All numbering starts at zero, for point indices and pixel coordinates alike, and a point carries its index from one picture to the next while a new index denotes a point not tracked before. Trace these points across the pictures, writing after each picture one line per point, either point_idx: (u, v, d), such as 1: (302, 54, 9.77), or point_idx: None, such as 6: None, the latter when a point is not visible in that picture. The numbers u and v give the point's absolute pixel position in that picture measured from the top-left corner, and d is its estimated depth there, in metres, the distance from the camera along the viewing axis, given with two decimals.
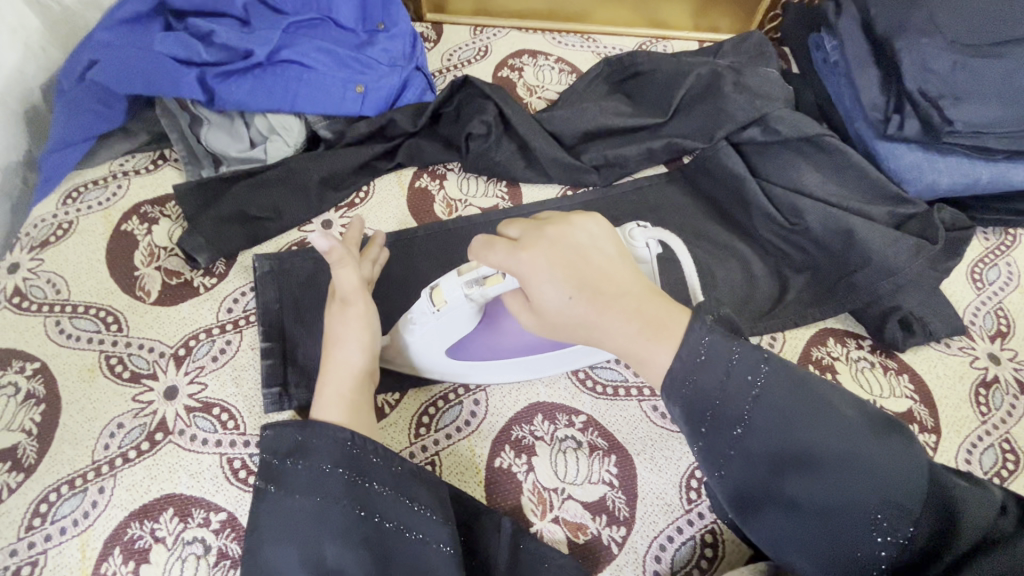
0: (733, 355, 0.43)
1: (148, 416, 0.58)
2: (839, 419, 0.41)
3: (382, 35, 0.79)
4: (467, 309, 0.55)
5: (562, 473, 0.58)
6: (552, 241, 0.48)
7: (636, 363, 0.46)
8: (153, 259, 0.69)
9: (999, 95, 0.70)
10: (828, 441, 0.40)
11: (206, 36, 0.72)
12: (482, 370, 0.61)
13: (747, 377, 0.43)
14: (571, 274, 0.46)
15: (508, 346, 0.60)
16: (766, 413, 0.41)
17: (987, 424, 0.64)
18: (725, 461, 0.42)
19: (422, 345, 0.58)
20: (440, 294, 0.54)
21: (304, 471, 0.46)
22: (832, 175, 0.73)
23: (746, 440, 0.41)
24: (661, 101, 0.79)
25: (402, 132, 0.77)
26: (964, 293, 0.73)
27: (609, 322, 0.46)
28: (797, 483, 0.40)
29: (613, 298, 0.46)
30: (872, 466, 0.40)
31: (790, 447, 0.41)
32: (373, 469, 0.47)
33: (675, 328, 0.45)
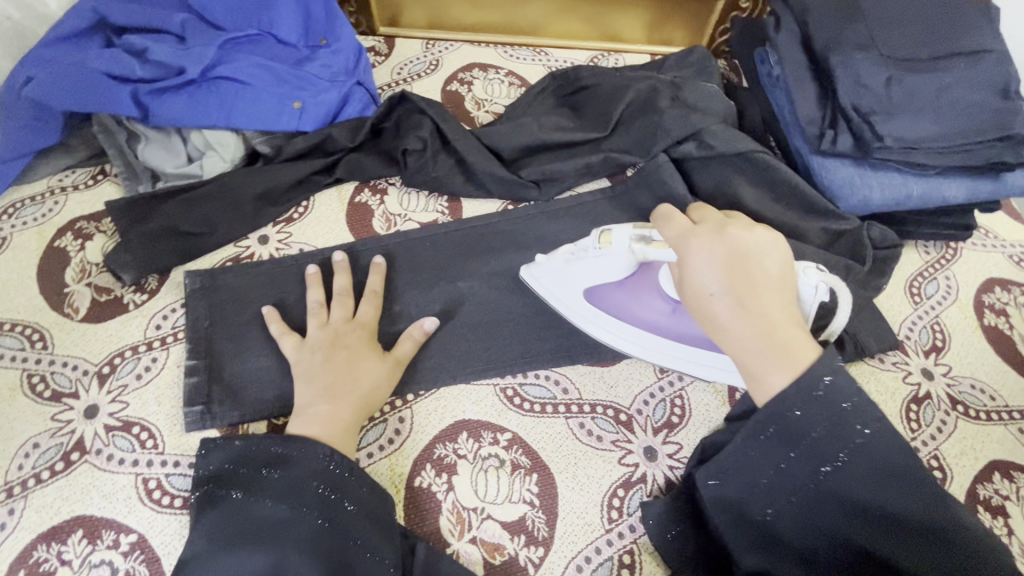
0: (842, 407, 0.43)
1: (66, 435, 0.58)
2: (927, 489, 0.42)
3: (323, 51, 0.79)
4: (624, 262, 0.60)
5: (482, 493, 0.58)
6: (723, 240, 0.52)
7: (748, 376, 0.48)
8: (84, 276, 0.69)
9: (932, 110, 0.70)
10: (912, 505, 0.42)
11: (142, 53, 0.73)
12: (599, 322, 0.65)
13: (857, 428, 0.43)
14: (725, 272, 0.50)
15: (640, 312, 0.64)
16: (865, 463, 0.43)
17: (917, 441, 0.64)
18: (800, 489, 0.45)
19: (558, 276, 0.65)
20: (609, 239, 0.59)
21: (281, 478, 0.50)
22: (768, 190, 0.73)
23: (830, 481, 0.44)
24: (602, 115, 0.80)
25: (342, 148, 0.77)
26: (902, 307, 0.73)
27: (737, 326, 0.48)
28: (860, 527, 0.43)
29: (754, 306, 0.49)
30: (937, 542, 0.41)
31: (869, 498, 0.43)
32: (346, 485, 0.51)
33: (800, 358, 0.46)
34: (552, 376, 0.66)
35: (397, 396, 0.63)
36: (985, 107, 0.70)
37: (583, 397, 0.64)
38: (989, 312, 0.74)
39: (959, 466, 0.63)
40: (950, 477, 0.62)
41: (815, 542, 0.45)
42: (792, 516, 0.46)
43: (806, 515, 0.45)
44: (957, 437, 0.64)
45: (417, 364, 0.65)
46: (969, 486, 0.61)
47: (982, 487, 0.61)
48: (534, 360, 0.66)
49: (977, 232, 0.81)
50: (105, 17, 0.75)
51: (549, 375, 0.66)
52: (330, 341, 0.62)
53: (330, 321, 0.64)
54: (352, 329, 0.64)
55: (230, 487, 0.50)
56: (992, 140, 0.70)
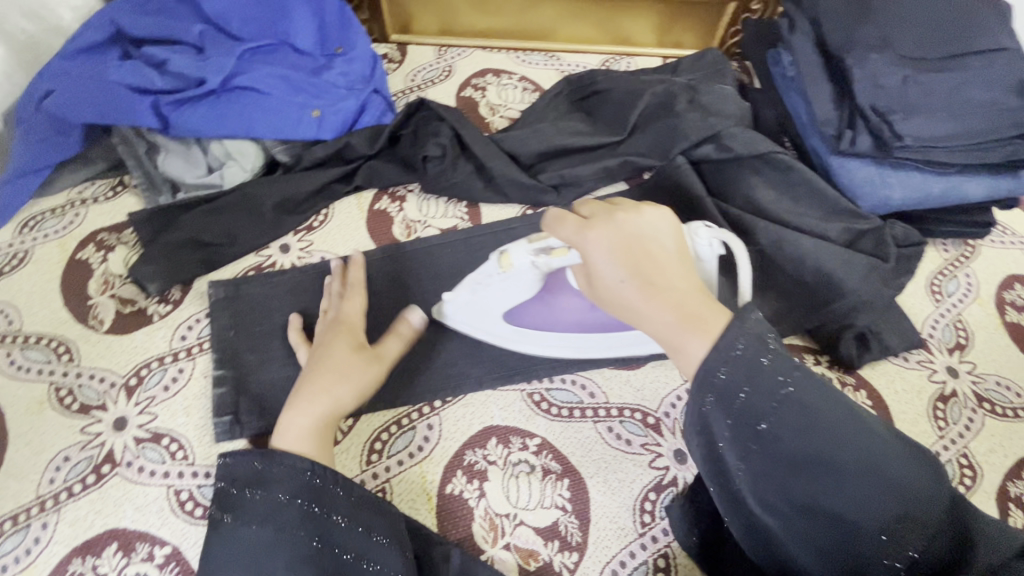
0: (761, 361, 0.38)
1: (96, 448, 0.58)
2: (863, 422, 0.37)
3: (340, 59, 0.80)
4: (530, 279, 0.57)
5: (513, 498, 0.58)
6: (616, 220, 0.47)
7: (671, 354, 0.42)
8: (107, 288, 0.69)
9: (948, 109, 0.70)
10: (853, 450, 0.36)
11: (162, 65, 0.73)
12: (530, 336, 0.64)
13: (778, 378, 0.38)
14: (624, 254, 0.45)
15: (561, 318, 0.61)
16: (798, 412, 0.37)
17: (945, 439, 0.64)
18: (749, 458, 0.38)
19: (472, 305, 0.63)
20: (509, 260, 0.55)
21: (264, 499, 0.48)
22: (787, 191, 0.73)
23: (771, 440, 0.37)
24: (618, 119, 0.80)
25: (361, 155, 0.77)
26: (923, 305, 0.74)
27: (646, 306, 0.43)
28: (815, 487, 0.36)
29: (658, 282, 0.44)
30: (890, 482, 0.35)
31: (812, 452, 0.36)
32: (334, 499, 0.49)
33: (717, 324, 0.40)
34: (578, 381, 0.66)
35: (424, 403, 0.63)
36: (1002, 106, 0.70)
37: (611, 401, 0.64)
38: (1010, 309, 0.74)
39: (988, 464, 0.63)
40: (980, 475, 0.62)
41: (783, 523, 0.37)
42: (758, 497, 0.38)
43: (766, 488, 0.37)
44: (985, 435, 0.64)
45: (442, 370, 0.65)
46: (999, 484, 0.62)
47: (1012, 485, 0.62)
48: (560, 365, 0.66)
49: (995, 229, 0.81)
50: (123, 28, 0.75)
51: (575, 380, 0.66)
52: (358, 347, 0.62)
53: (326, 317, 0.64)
54: (335, 327, 0.63)
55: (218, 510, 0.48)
56: (1010, 138, 0.70)
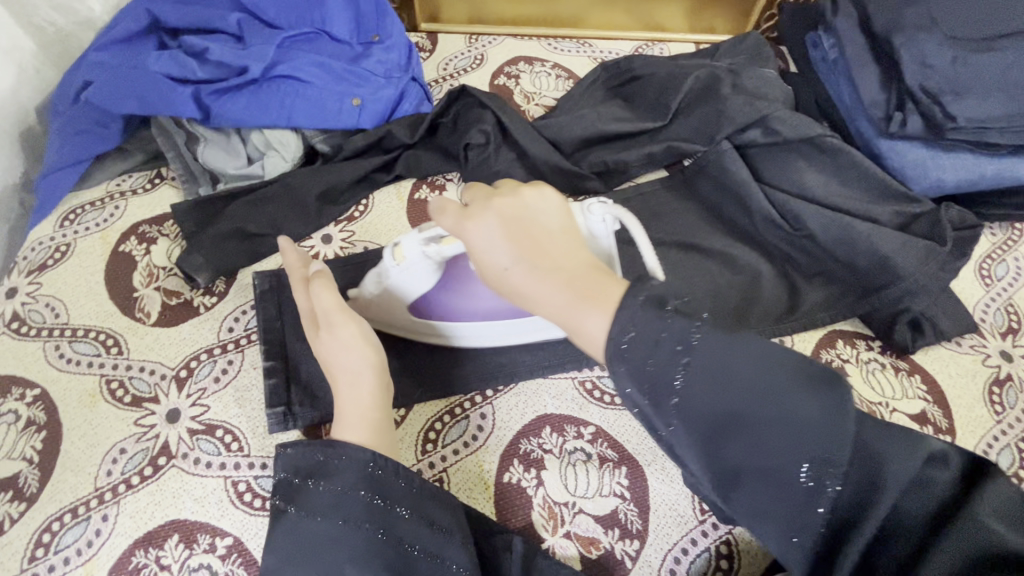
0: (668, 321, 0.36)
1: (150, 440, 0.58)
2: (771, 365, 0.37)
3: (377, 47, 0.79)
4: (428, 271, 0.57)
5: (572, 487, 0.57)
6: (495, 203, 0.46)
7: (569, 332, 0.41)
8: (152, 280, 0.68)
9: (1002, 90, 0.69)
10: (762, 400, 0.36)
11: (202, 53, 0.72)
12: (439, 329, 0.63)
13: (679, 348, 0.36)
14: (506, 235, 0.44)
15: (475, 308, 0.60)
16: (707, 377, 0.36)
17: (1003, 424, 0.63)
18: (674, 435, 0.36)
19: (380, 301, 0.61)
20: (401, 252, 0.56)
21: (326, 492, 0.46)
22: (835, 174, 0.72)
23: (690, 412, 0.36)
24: (658, 104, 0.79)
25: (400, 144, 0.76)
26: (973, 290, 0.73)
27: (537, 285, 0.42)
28: (738, 447, 0.36)
29: (545, 260, 0.43)
30: (801, 424, 0.36)
31: (729, 412, 0.36)
32: (397, 492, 0.47)
33: (611, 294, 0.39)
34: None
35: (476, 392, 0.63)
36: None
37: None
38: None
39: None
40: None
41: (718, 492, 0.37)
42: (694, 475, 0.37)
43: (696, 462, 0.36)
44: None
45: (493, 359, 0.64)
46: None
47: None
48: None
49: None
50: (160, 18, 0.75)
51: None
52: None
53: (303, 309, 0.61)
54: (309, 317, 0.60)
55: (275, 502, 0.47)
56: None
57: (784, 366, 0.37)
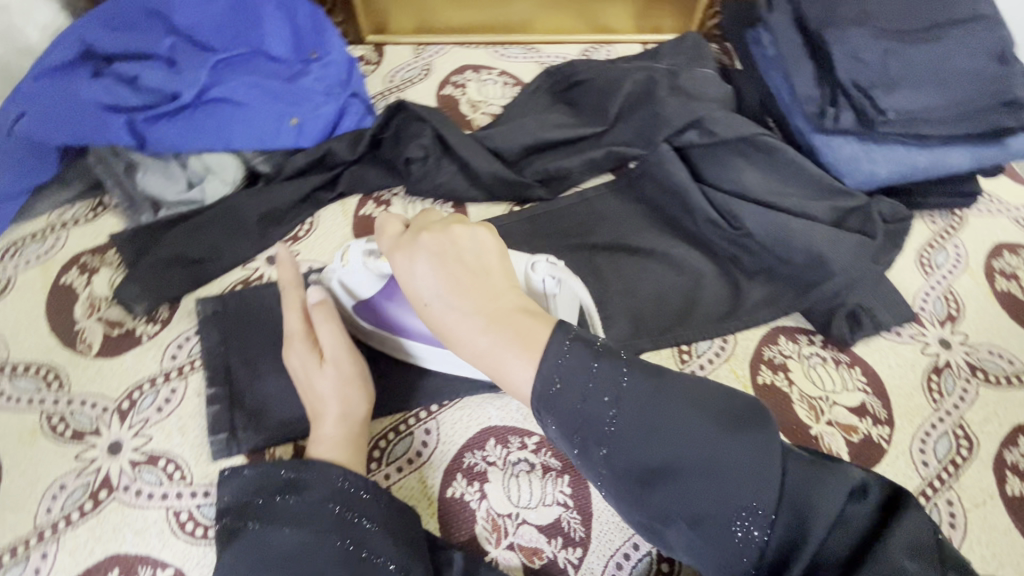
0: (592, 366, 0.39)
1: (92, 474, 0.58)
2: (694, 411, 0.38)
3: (315, 64, 0.78)
4: (370, 280, 0.59)
5: (515, 498, 0.58)
6: (435, 238, 0.46)
7: (494, 376, 0.42)
8: (94, 311, 0.68)
9: (931, 81, 0.70)
10: (685, 447, 0.38)
11: (133, 80, 0.72)
12: (377, 335, 0.64)
13: (604, 399, 0.39)
14: (443, 274, 0.44)
15: (409, 327, 0.60)
16: (632, 425, 0.38)
17: (940, 411, 0.64)
18: (605, 480, 0.40)
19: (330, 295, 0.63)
20: (348, 256, 0.59)
21: (297, 504, 0.50)
22: (773, 172, 0.73)
23: (614, 458, 0.39)
24: (600, 109, 0.80)
25: (343, 161, 0.76)
26: (914, 279, 0.74)
27: (468, 327, 0.43)
28: (663, 494, 0.38)
29: (482, 301, 0.44)
30: (732, 473, 0.37)
31: (653, 460, 0.38)
32: (362, 505, 0.51)
33: (539, 339, 0.41)
34: None
35: (420, 408, 0.63)
36: (984, 73, 0.70)
37: None
38: (999, 277, 0.74)
39: (984, 433, 0.63)
40: (976, 445, 0.62)
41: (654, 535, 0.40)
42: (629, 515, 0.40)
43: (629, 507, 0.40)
44: (979, 405, 0.65)
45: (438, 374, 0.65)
46: (995, 453, 0.62)
47: (1007, 452, 0.62)
48: None
49: (981, 198, 0.81)
50: (92, 45, 0.73)
51: None
52: None
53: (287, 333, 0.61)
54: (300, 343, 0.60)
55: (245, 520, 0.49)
56: (991, 105, 0.70)
57: (713, 412, 0.38)
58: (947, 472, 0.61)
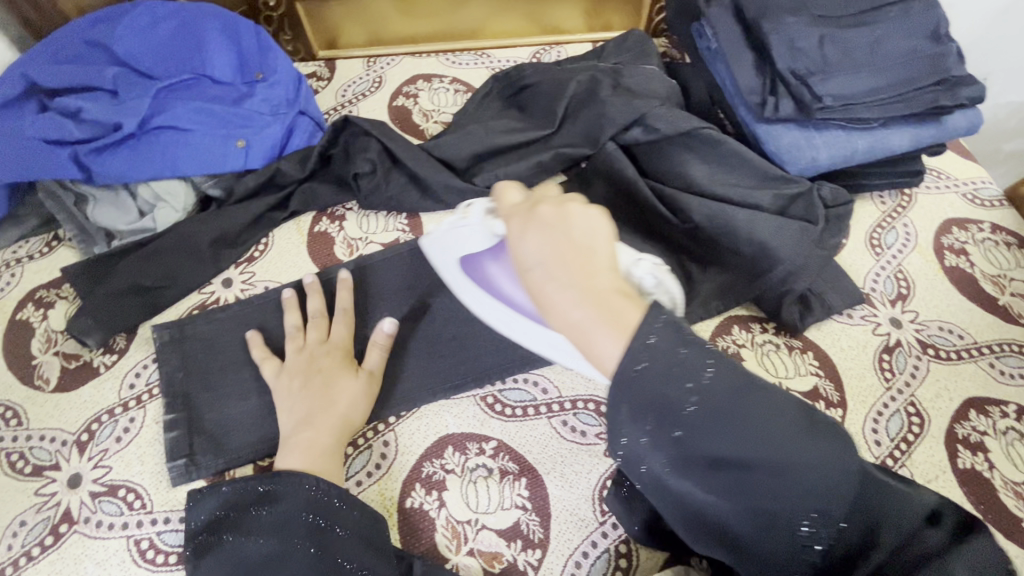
0: (680, 352, 0.37)
1: (52, 508, 0.58)
2: (779, 411, 0.37)
3: (261, 85, 0.79)
4: (482, 235, 0.57)
5: (473, 504, 0.58)
6: (550, 216, 0.46)
7: (580, 350, 0.41)
8: (51, 345, 0.68)
9: (868, 64, 0.71)
10: (772, 446, 0.36)
11: (77, 113, 0.72)
12: (476, 294, 0.63)
13: (688, 383, 0.36)
14: (549, 243, 0.44)
15: (506, 288, 0.59)
16: (716, 411, 0.36)
17: (892, 390, 0.65)
18: (668, 464, 0.37)
19: (435, 247, 0.63)
20: (471, 210, 0.59)
21: (269, 515, 0.51)
22: (718, 164, 0.73)
23: (689, 447, 0.37)
24: (547, 111, 0.80)
25: (294, 179, 0.77)
26: (864, 260, 0.75)
27: (564, 298, 0.42)
28: (738, 485, 0.37)
29: (581, 276, 0.42)
30: (809, 472, 0.37)
31: (734, 453, 0.36)
32: (337, 512, 0.52)
33: (629, 320, 0.39)
34: (531, 378, 0.67)
35: (378, 421, 0.64)
36: (919, 54, 0.71)
37: (563, 394, 0.65)
38: (949, 253, 0.75)
39: (935, 409, 0.64)
40: (927, 421, 0.63)
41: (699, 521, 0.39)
42: (688, 502, 0.38)
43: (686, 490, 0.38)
44: (930, 381, 0.65)
45: (395, 386, 0.65)
46: (947, 428, 0.63)
47: (959, 427, 0.63)
48: (512, 366, 0.67)
49: (929, 175, 0.82)
50: (34, 80, 0.73)
51: (526, 378, 0.67)
52: (309, 367, 0.63)
53: (306, 344, 0.65)
54: (327, 351, 0.64)
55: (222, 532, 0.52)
56: (929, 85, 0.70)
57: (795, 409, 0.38)
58: (901, 451, 0.61)
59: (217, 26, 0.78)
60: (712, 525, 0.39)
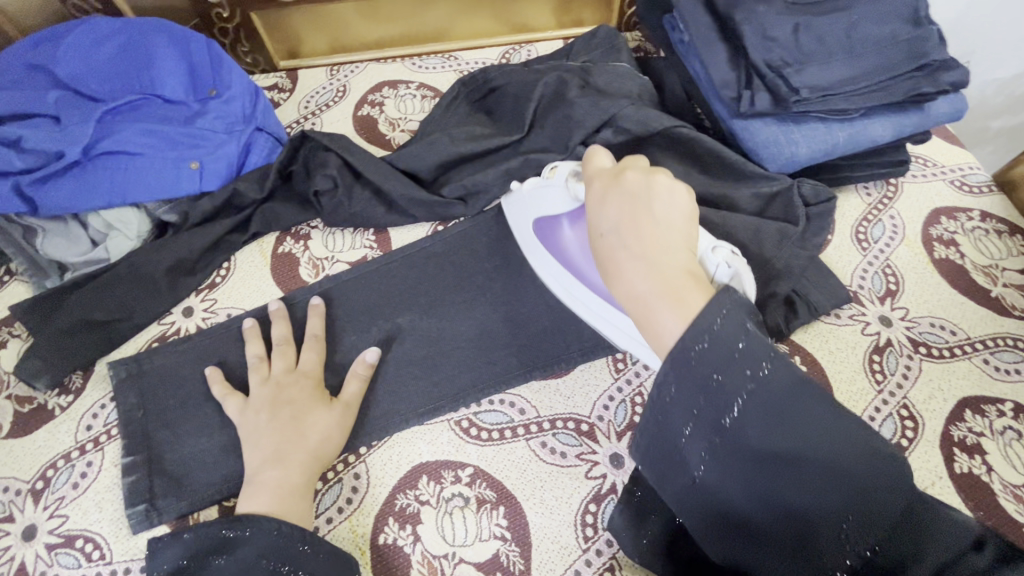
0: (738, 344, 0.36)
1: (5, 564, 0.55)
2: (840, 422, 0.36)
3: (214, 102, 0.75)
4: (563, 196, 0.62)
5: (450, 537, 0.56)
6: (632, 185, 0.48)
7: (639, 323, 0.41)
8: (2, 388, 0.65)
9: (845, 53, 0.68)
10: (823, 450, 0.35)
11: (17, 142, 0.68)
12: (546, 263, 0.67)
13: (747, 372, 0.36)
14: (627, 212, 0.46)
15: (575, 256, 0.63)
16: (768, 401, 0.35)
17: (884, 393, 0.62)
18: (708, 452, 0.37)
19: (518, 208, 0.69)
20: (556, 171, 0.63)
21: (228, 565, 0.48)
22: (693, 164, 0.71)
23: (733, 437, 0.36)
24: (516, 115, 0.77)
25: (252, 200, 0.73)
26: (850, 256, 0.72)
27: (634, 267, 0.43)
28: (782, 487, 0.35)
29: (651, 249, 0.43)
30: (861, 488, 0.35)
31: (783, 451, 0.35)
32: (301, 558, 0.49)
33: (695, 301, 0.39)
34: (507, 399, 0.64)
35: (348, 452, 0.61)
36: (897, 39, 0.68)
37: (542, 414, 0.63)
38: (938, 245, 0.73)
39: (929, 411, 0.61)
40: (921, 424, 0.60)
41: (735, 525, 0.37)
42: (725, 498, 0.37)
43: (723, 485, 0.37)
44: (923, 381, 0.63)
45: (366, 414, 0.62)
46: (942, 430, 0.60)
47: (955, 429, 0.60)
48: (486, 387, 0.64)
49: (914, 163, 0.80)
50: None
51: (503, 399, 0.64)
52: (272, 399, 0.59)
53: (271, 374, 0.62)
54: (294, 380, 0.61)
55: None
56: (909, 71, 0.67)
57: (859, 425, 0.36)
58: None
59: (165, 41, 0.75)
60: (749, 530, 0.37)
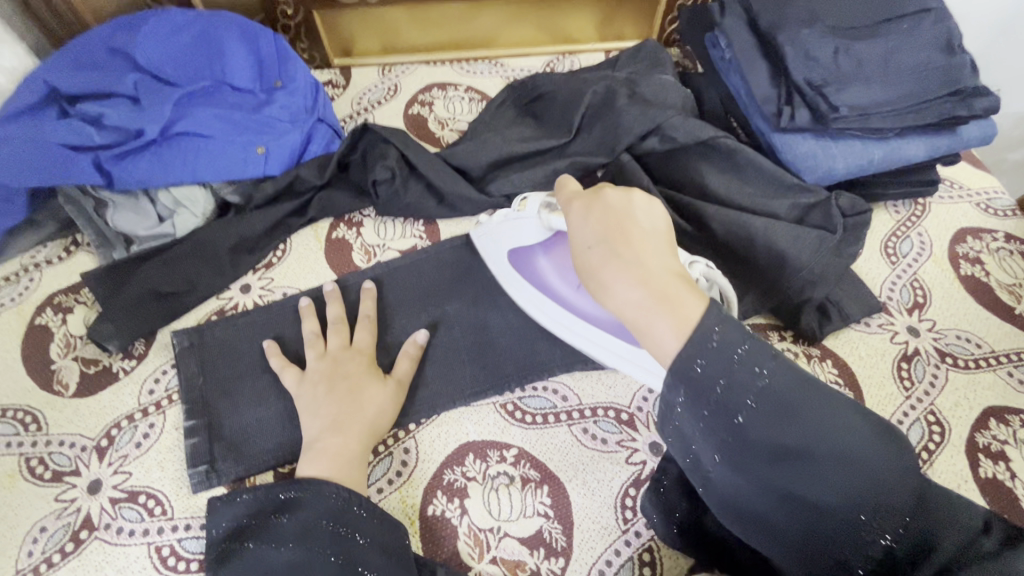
0: (738, 349, 0.36)
1: (72, 515, 0.58)
2: (837, 409, 0.36)
3: (280, 92, 0.79)
4: (536, 229, 0.65)
5: (496, 512, 0.58)
6: (612, 200, 0.48)
7: (635, 333, 0.41)
8: (70, 350, 0.68)
9: (883, 76, 0.71)
10: (827, 439, 0.35)
11: (99, 119, 0.72)
12: (522, 292, 0.69)
13: (755, 370, 0.36)
14: (609, 226, 0.46)
15: (550, 280, 0.67)
16: (775, 399, 0.36)
17: (912, 399, 0.65)
18: (721, 449, 0.37)
19: (488, 239, 0.71)
20: (526, 205, 0.66)
21: (290, 523, 0.50)
22: (734, 174, 0.75)
23: (744, 435, 0.36)
24: (564, 119, 0.81)
25: (312, 186, 0.77)
26: (879, 269, 0.75)
27: (624, 279, 0.42)
28: (792, 477, 0.35)
29: (639, 259, 0.43)
30: (868, 473, 0.35)
31: (790, 443, 0.35)
32: (357, 521, 0.51)
33: (689, 307, 0.39)
34: (551, 387, 0.67)
35: (398, 428, 0.63)
36: (932, 66, 0.72)
37: (583, 402, 0.66)
38: (964, 262, 0.76)
39: (955, 418, 0.64)
40: (948, 430, 0.63)
41: (750, 516, 0.38)
42: (739, 490, 0.37)
43: (739, 481, 0.37)
44: (949, 390, 0.66)
45: (415, 393, 0.65)
46: (968, 436, 0.63)
47: (980, 436, 0.63)
48: (530, 373, 0.67)
49: (942, 185, 0.83)
50: (56, 85, 0.73)
51: (546, 386, 0.67)
52: (330, 373, 0.63)
53: (328, 350, 0.65)
54: (350, 356, 0.64)
55: (244, 540, 0.50)
56: (944, 96, 0.71)
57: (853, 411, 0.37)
58: (921, 459, 0.61)
59: (236, 34, 0.79)
60: (757, 518, 0.38)
